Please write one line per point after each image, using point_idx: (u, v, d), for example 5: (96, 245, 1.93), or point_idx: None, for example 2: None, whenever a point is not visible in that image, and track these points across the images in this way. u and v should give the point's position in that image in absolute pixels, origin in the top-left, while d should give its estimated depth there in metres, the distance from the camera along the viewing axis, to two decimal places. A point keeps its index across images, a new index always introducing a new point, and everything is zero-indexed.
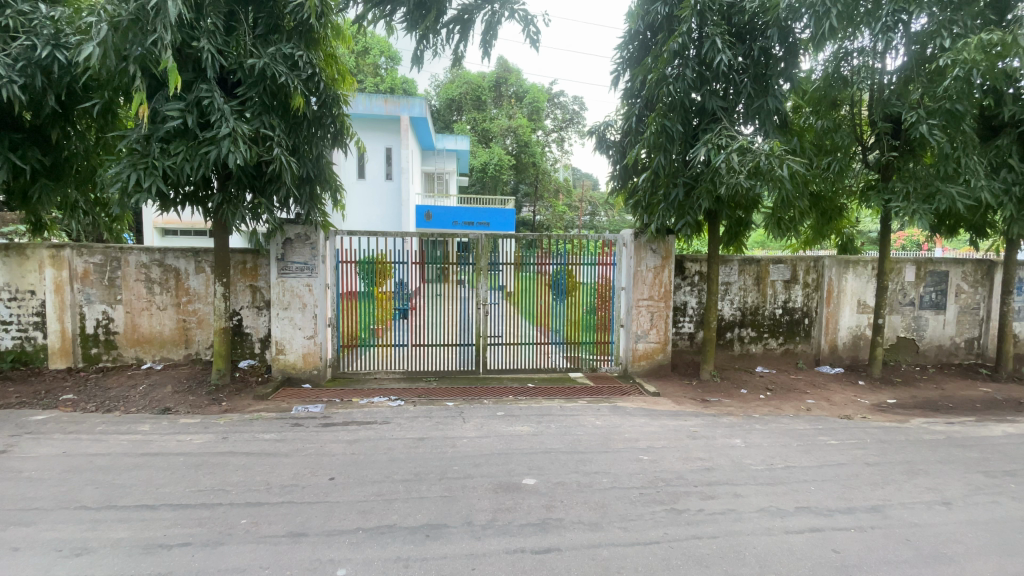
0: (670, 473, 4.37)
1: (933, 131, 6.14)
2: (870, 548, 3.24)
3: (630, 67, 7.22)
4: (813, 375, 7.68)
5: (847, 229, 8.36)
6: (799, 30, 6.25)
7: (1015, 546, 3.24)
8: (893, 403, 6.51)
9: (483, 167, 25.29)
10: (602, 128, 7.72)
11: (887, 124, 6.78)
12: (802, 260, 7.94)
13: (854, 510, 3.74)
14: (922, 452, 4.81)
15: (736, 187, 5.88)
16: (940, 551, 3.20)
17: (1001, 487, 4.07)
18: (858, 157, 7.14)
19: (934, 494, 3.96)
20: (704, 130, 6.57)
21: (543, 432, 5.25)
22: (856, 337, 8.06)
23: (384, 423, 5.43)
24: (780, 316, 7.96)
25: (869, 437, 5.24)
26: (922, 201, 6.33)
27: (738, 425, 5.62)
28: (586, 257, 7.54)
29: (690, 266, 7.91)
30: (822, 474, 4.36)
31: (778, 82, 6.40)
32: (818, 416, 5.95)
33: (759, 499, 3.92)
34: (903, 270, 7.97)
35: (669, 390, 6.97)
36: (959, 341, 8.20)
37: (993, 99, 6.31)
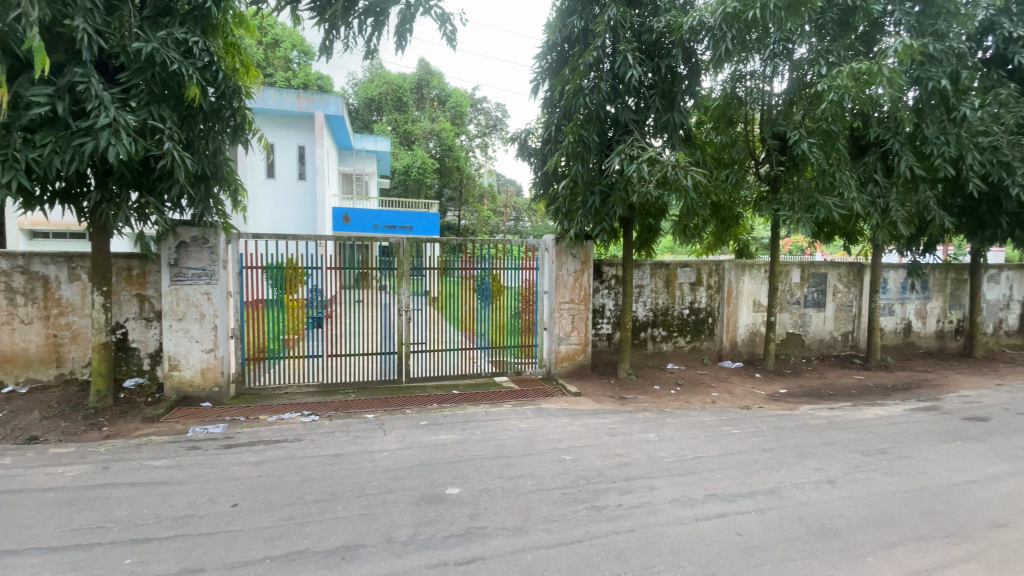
0: (591, 471, 4.49)
1: (813, 149, 6.89)
2: (769, 528, 3.53)
3: (548, 77, 7.43)
4: (717, 369, 8.29)
5: (743, 236, 9.14)
6: (701, 51, 6.72)
7: (885, 516, 3.68)
8: (786, 393, 7.18)
9: (406, 171, 24.76)
10: (523, 135, 7.86)
11: (775, 142, 7.53)
12: (705, 264, 8.56)
13: (754, 493, 4.06)
14: (810, 437, 5.35)
15: (646, 195, 6.22)
16: (827, 526, 3.55)
17: (873, 464, 4.62)
18: (751, 171, 7.87)
19: (821, 474, 4.41)
20: (618, 141, 6.89)
21: (467, 440, 5.19)
22: (752, 334, 8.83)
23: (296, 441, 5.08)
24: (688, 316, 8.53)
25: (766, 425, 5.74)
26: (804, 211, 7.05)
27: (652, 420, 5.92)
28: (511, 262, 7.61)
29: (607, 270, 8.25)
30: (726, 462, 4.70)
31: (684, 98, 6.86)
32: (722, 408, 6.43)
33: (672, 490, 4.14)
34: (790, 272, 8.89)
35: (590, 390, 7.18)
36: (837, 335, 9.26)
37: (861, 121, 7.20)
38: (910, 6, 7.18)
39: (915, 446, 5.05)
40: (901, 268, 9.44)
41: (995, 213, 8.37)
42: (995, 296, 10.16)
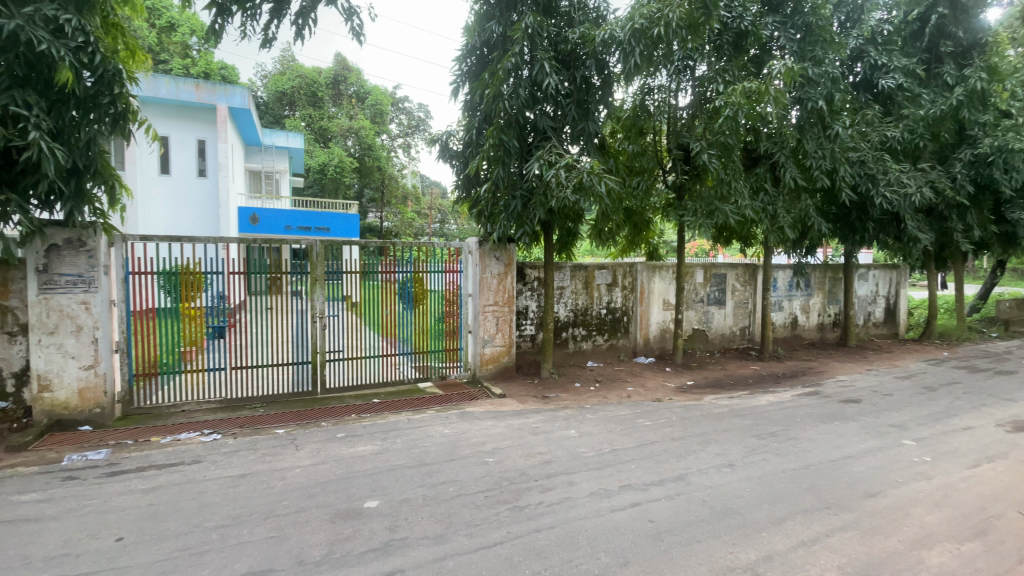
0: (513, 471, 4.54)
1: (712, 159, 7.50)
2: (678, 513, 3.78)
3: (468, 80, 7.45)
4: (632, 365, 8.75)
5: (653, 240, 9.71)
6: (613, 64, 7.04)
7: (775, 493, 4.08)
8: (693, 385, 7.73)
9: (322, 169, 23.61)
10: (444, 137, 7.81)
11: (679, 152, 8.10)
12: (620, 266, 9.00)
13: (664, 481, 4.33)
14: (713, 424, 5.80)
15: (564, 200, 6.42)
16: (727, 506, 3.86)
17: (766, 446, 5.09)
18: (660, 178, 8.39)
19: (722, 459, 4.79)
20: (537, 147, 7.06)
21: (387, 449, 5.04)
22: (663, 331, 9.42)
23: (195, 463, 4.66)
24: (605, 315, 8.91)
25: (676, 416, 6.13)
26: (706, 217, 7.65)
27: (573, 417, 6.11)
28: (434, 264, 7.51)
29: (530, 272, 8.41)
30: (640, 453, 4.96)
31: (598, 107, 7.16)
32: (636, 402, 6.79)
33: (590, 484, 4.29)
34: (695, 273, 9.59)
35: (514, 391, 7.27)
36: (736, 330, 10.12)
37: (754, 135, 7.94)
38: (793, 33, 8.04)
39: (801, 428, 5.64)
40: (788, 268, 10.53)
41: (863, 219, 9.58)
42: (864, 293, 11.62)
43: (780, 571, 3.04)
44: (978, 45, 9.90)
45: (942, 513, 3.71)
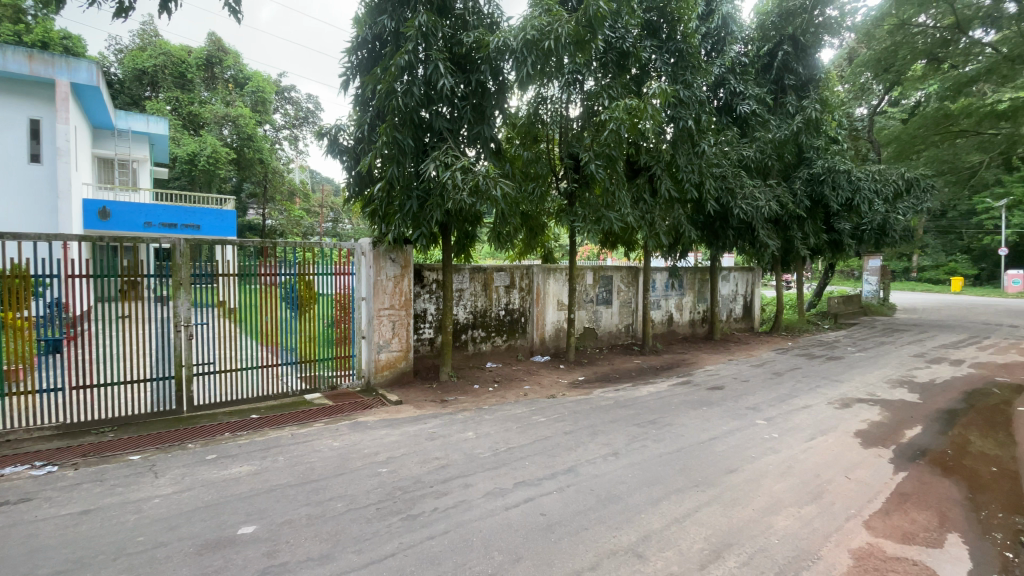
0: (407, 480, 4.44)
1: (599, 169, 8.03)
2: (567, 504, 3.96)
3: (359, 74, 7.18)
4: (529, 364, 9.02)
5: (548, 243, 10.11)
6: (507, 71, 7.17)
7: (652, 476, 4.45)
8: (584, 380, 8.18)
9: (192, 159, 21.13)
10: (333, 130, 7.42)
11: (570, 161, 8.54)
12: (517, 268, 9.24)
13: (556, 474, 4.52)
14: (601, 416, 6.19)
15: (460, 203, 6.41)
16: (612, 493, 4.13)
17: (646, 434, 5.55)
18: (553, 184, 8.74)
19: (609, 448, 5.13)
20: (433, 147, 7.00)
21: (267, 469, 4.65)
22: (558, 330, 9.85)
23: (20, 503, 3.91)
24: (503, 317, 9.07)
25: (567, 411, 6.44)
26: (594, 223, 8.14)
27: (470, 419, 6.14)
28: (322, 267, 7.10)
29: (428, 274, 8.29)
30: (534, 450, 5.12)
31: (493, 112, 7.26)
32: (532, 399, 7.02)
33: (485, 484, 4.34)
34: (585, 275, 10.17)
35: (411, 397, 7.12)
36: (622, 327, 10.91)
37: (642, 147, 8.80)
38: (668, 58, 8.89)
39: (675, 415, 6.23)
40: (665, 270, 11.59)
41: (725, 227, 10.85)
42: (727, 291, 13.18)
43: (656, 548, 3.33)
44: (813, 81, 11.59)
45: (785, 481, 4.32)
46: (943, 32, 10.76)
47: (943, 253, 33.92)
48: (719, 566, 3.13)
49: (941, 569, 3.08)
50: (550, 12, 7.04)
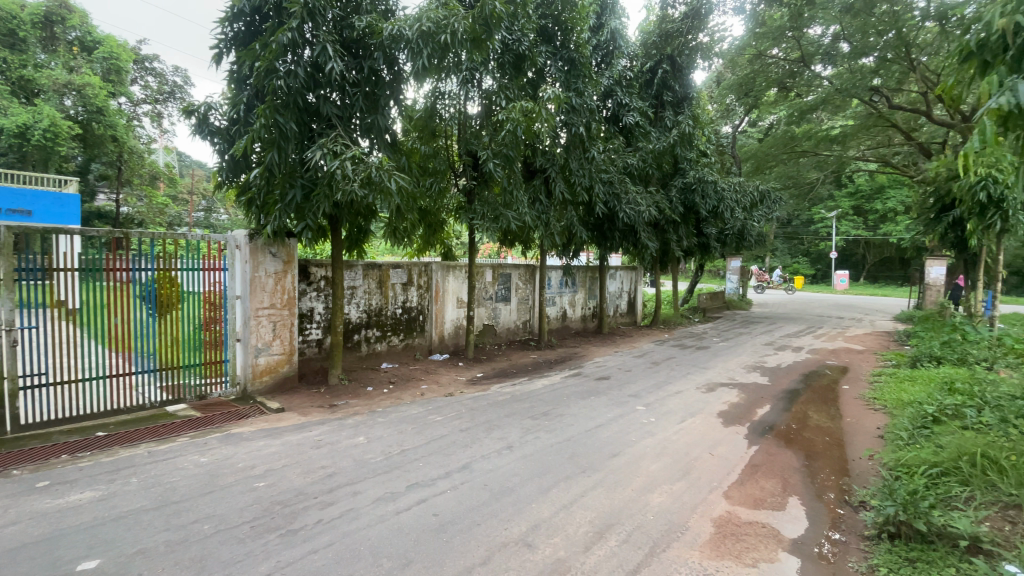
0: (289, 492, 4.11)
1: (497, 167, 8.12)
2: (461, 501, 3.95)
3: (235, 48, 6.51)
4: (427, 363, 8.87)
5: (447, 240, 10.03)
6: (403, 61, 6.95)
7: (543, 466, 4.61)
8: (482, 377, 8.23)
9: (18, 132, 17.59)
10: (202, 108, 6.64)
11: (468, 158, 8.50)
12: (415, 265, 9.02)
13: (449, 473, 4.47)
14: (497, 411, 6.27)
15: (351, 194, 6.08)
16: (504, 486, 4.20)
17: (539, 426, 5.73)
18: (452, 181, 8.68)
19: (503, 442, 5.21)
20: (321, 135, 6.57)
21: (117, 493, 4.04)
22: (457, 328, 9.80)
23: None
24: (400, 315, 8.80)
25: (464, 408, 6.42)
26: (492, 221, 8.21)
27: (361, 423, 5.86)
28: (187, 262, 6.27)
29: (315, 271, 7.78)
30: (427, 450, 5.03)
31: (388, 103, 6.99)
32: (428, 399, 6.90)
33: (376, 489, 4.18)
34: (484, 273, 10.25)
35: (295, 403, 6.61)
36: (520, 324, 11.17)
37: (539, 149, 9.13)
38: (561, 65, 9.27)
39: (566, 406, 6.52)
40: (560, 269, 12.10)
41: (613, 229, 11.58)
42: (614, 289, 14.14)
43: (545, 536, 3.44)
44: (687, 99, 12.74)
45: (660, 461, 4.72)
46: (790, 65, 12.59)
47: (788, 254, 39.62)
48: (601, 546, 3.32)
49: (783, 528, 3.56)
50: (446, 6, 6.96)
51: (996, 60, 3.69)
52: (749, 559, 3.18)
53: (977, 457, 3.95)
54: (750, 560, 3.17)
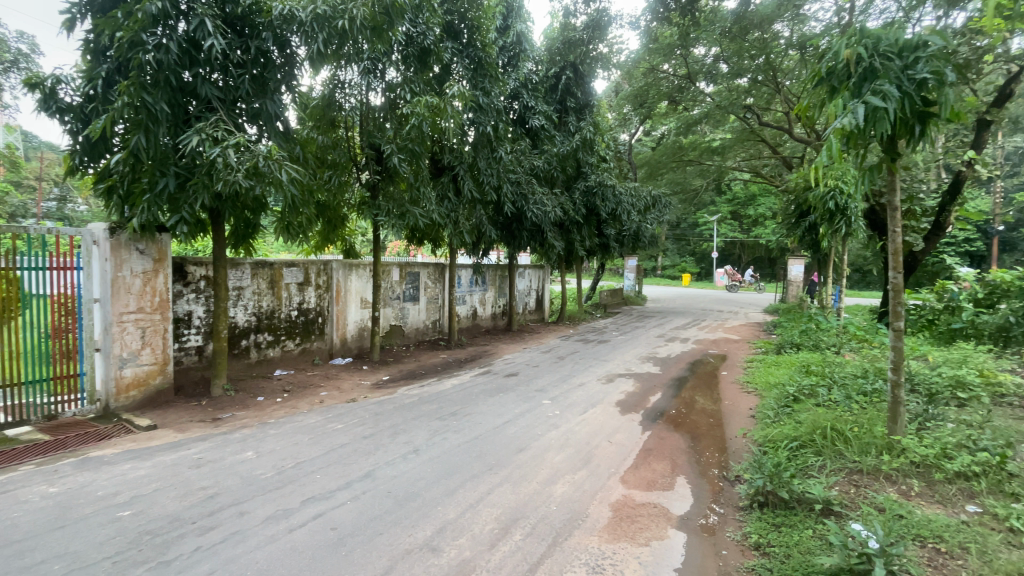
0: (161, 520, 3.64)
1: (402, 163, 7.85)
2: (362, 511, 3.76)
3: (92, 13, 5.65)
4: (327, 368, 8.36)
5: (348, 237, 9.55)
6: (296, 45, 6.48)
7: (449, 467, 4.54)
8: (389, 380, 7.94)
9: None
10: (50, 81, 5.65)
11: (371, 152, 8.14)
12: (312, 264, 8.45)
13: (350, 483, 4.24)
14: (403, 415, 6.08)
15: (234, 186, 5.53)
16: (409, 491, 4.08)
17: (447, 426, 5.65)
18: (353, 175, 8.27)
19: (409, 446, 5.06)
20: (198, 118, 5.91)
21: None
22: (361, 329, 9.37)
23: None
24: (296, 317, 8.22)
25: (367, 414, 6.14)
26: (397, 218, 7.94)
27: (251, 437, 5.37)
28: (30, 260, 5.38)
29: (192, 269, 6.99)
30: (326, 460, 4.74)
31: (278, 88, 6.48)
32: (328, 406, 6.51)
33: (266, 508, 3.84)
34: (390, 271, 9.90)
35: (169, 419, 5.88)
36: (429, 323, 10.96)
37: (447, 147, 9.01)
38: (468, 62, 9.23)
39: (475, 405, 6.50)
40: (469, 267, 12.08)
41: (521, 229, 11.77)
42: (523, 287, 14.42)
43: (450, 538, 3.39)
44: (589, 106, 13.38)
45: (564, 453, 4.88)
46: (679, 80, 13.62)
47: (678, 254, 43.28)
48: (506, 542, 3.35)
49: (672, 506, 3.85)
50: None
51: (841, 85, 4.30)
52: (642, 539, 3.38)
53: (827, 430, 4.57)
54: (643, 539, 3.38)
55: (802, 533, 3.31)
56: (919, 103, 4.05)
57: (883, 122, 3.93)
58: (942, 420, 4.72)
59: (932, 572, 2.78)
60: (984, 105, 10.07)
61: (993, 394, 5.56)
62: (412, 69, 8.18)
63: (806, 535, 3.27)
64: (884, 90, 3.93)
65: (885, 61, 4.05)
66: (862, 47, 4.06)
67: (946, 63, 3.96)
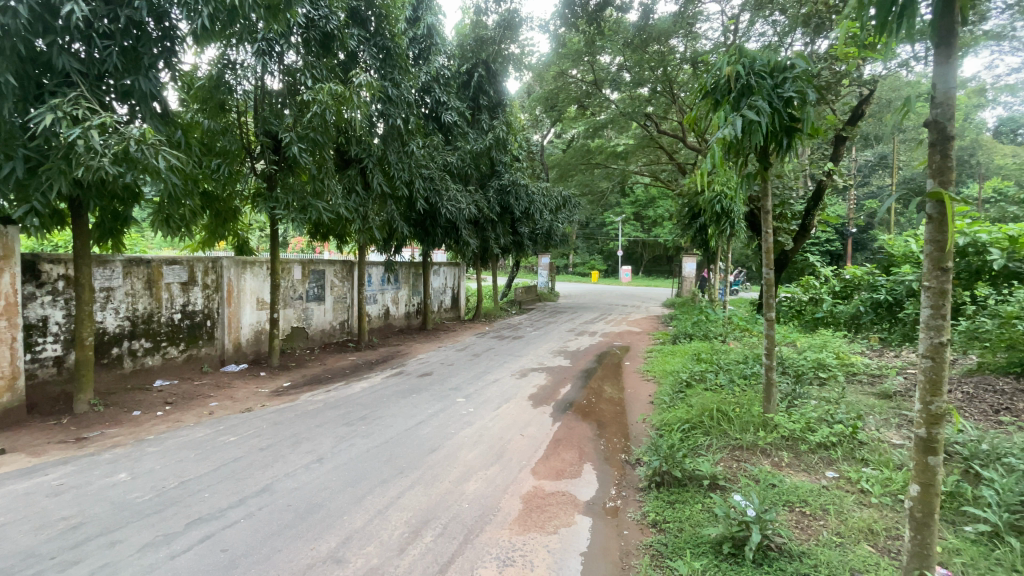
0: (7, 561, 3.09)
1: (303, 153, 7.34)
2: (258, 529, 3.48)
3: None
4: (218, 376, 7.63)
5: (241, 232, 8.78)
6: (177, 18, 5.82)
7: (357, 474, 4.35)
8: (290, 386, 7.42)
9: None
10: None
11: (267, 140, 7.54)
12: (198, 261, 7.65)
13: (244, 499, 3.90)
14: (306, 422, 5.72)
15: (99, 172, 4.84)
16: (312, 502, 3.84)
17: (354, 432, 5.41)
18: (247, 165, 7.60)
19: (312, 455, 4.76)
20: (54, 93, 5.10)
21: None
22: (257, 333, 8.67)
23: None
24: (179, 321, 7.40)
25: (266, 423, 5.70)
26: (298, 212, 7.43)
27: (125, 456, 4.74)
28: None
29: (48, 268, 6.03)
30: (216, 477, 4.32)
31: (155, 65, 5.72)
32: (219, 417, 5.93)
33: (144, 534, 3.42)
34: (291, 269, 9.26)
35: (19, 442, 5.02)
36: (336, 324, 10.41)
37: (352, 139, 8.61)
38: (375, 52, 8.90)
39: (385, 407, 6.30)
40: (380, 265, 11.66)
41: (434, 225, 11.59)
42: (437, 285, 14.21)
43: (357, 548, 3.24)
44: (501, 105, 13.52)
45: (476, 449, 4.89)
46: (587, 85, 14.16)
47: (588, 253, 45.33)
48: (417, 544, 3.28)
49: (579, 493, 4.02)
50: None
51: (723, 99, 4.75)
52: (551, 527, 3.49)
53: (714, 412, 5.03)
54: (552, 528, 3.49)
55: (693, 507, 3.61)
56: (787, 118, 4.57)
57: (757, 134, 4.39)
58: (806, 398, 5.40)
59: (798, 532, 3.17)
60: (840, 124, 11.64)
61: (846, 373, 6.47)
62: (314, 55, 7.71)
63: (696, 509, 3.58)
64: (758, 105, 4.39)
65: (759, 79, 4.53)
66: (740, 65, 4.53)
67: (807, 85, 4.52)
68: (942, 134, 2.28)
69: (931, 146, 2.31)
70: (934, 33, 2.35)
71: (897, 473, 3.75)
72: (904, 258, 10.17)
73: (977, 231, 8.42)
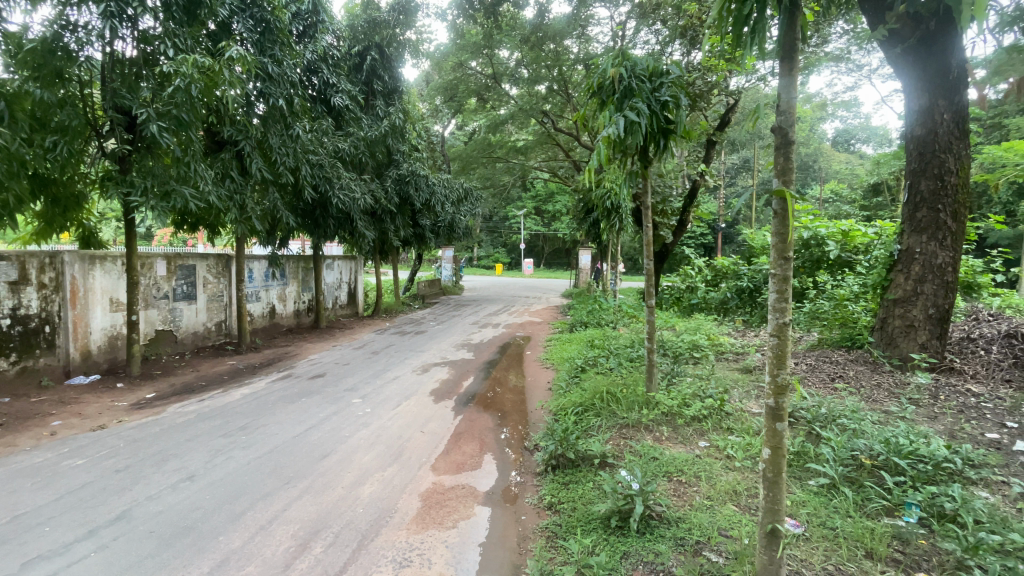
0: None
1: (165, 133, 6.45)
2: (113, 562, 3.03)
3: None
4: (62, 391, 6.51)
5: (87, 222, 7.57)
6: None
7: (237, 488, 3.96)
8: (155, 397, 6.56)
9: None
10: None
11: (120, 116, 6.53)
12: (30, 256, 6.45)
13: (95, 530, 3.38)
14: (174, 437, 5.09)
15: None
16: (182, 525, 3.43)
17: (233, 443, 4.92)
18: (92, 144, 6.51)
19: (182, 472, 4.25)
20: None
21: None
22: (112, 338, 7.52)
23: None
24: (5, 328, 6.18)
25: (124, 441, 4.97)
26: (159, 199, 6.55)
27: None
28: None
29: None
30: (59, 507, 3.68)
31: None
32: (62, 439, 5.06)
33: None
34: (154, 264, 8.17)
35: None
36: (211, 325, 9.40)
37: (224, 120, 7.79)
38: (251, 24, 8.09)
39: (271, 414, 5.82)
40: (263, 259, 10.72)
41: (325, 216, 10.89)
42: (331, 280, 13.42)
43: (235, 569, 2.96)
44: (397, 92, 13.04)
45: (373, 450, 4.71)
46: (486, 78, 14.19)
47: (491, 245, 45.78)
48: (305, 557, 3.08)
49: (478, 485, 4.03)
50: None
51: (608, 99, 5.01)
52: (450, 522, 3.46)
53: (604, 394, 5.34)
54: (451, 522, 3.46)
55: (585, 486, 3.81)
56: (663, 121, 4.94)
57: (638, 134, 4.71)
58: (682, 375, 5.96)
59: (676, 500, 3.48)
60: (711, 129, 12.91)
61: (715, 351, 7.24)
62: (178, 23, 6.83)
63: (588, 488, 3.77)
64: (638, 107, 4.69)
65: (639, 82, 4.85)
66: (623, 68, 4.80)
67: (680, 90, 4.92)
68: (784, 139, 2.58)
69: (776, 149, 2.60)
70: (779, 50, 2.64)
71: (755, 438, 4.26)
72: (762, 249, 11.64)
73: (817, 227, 9.91)
